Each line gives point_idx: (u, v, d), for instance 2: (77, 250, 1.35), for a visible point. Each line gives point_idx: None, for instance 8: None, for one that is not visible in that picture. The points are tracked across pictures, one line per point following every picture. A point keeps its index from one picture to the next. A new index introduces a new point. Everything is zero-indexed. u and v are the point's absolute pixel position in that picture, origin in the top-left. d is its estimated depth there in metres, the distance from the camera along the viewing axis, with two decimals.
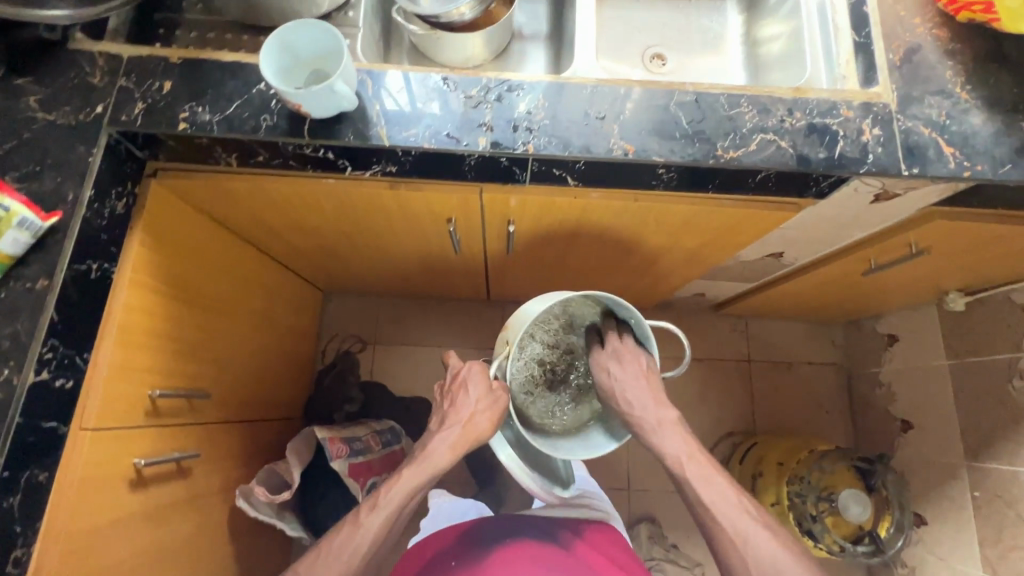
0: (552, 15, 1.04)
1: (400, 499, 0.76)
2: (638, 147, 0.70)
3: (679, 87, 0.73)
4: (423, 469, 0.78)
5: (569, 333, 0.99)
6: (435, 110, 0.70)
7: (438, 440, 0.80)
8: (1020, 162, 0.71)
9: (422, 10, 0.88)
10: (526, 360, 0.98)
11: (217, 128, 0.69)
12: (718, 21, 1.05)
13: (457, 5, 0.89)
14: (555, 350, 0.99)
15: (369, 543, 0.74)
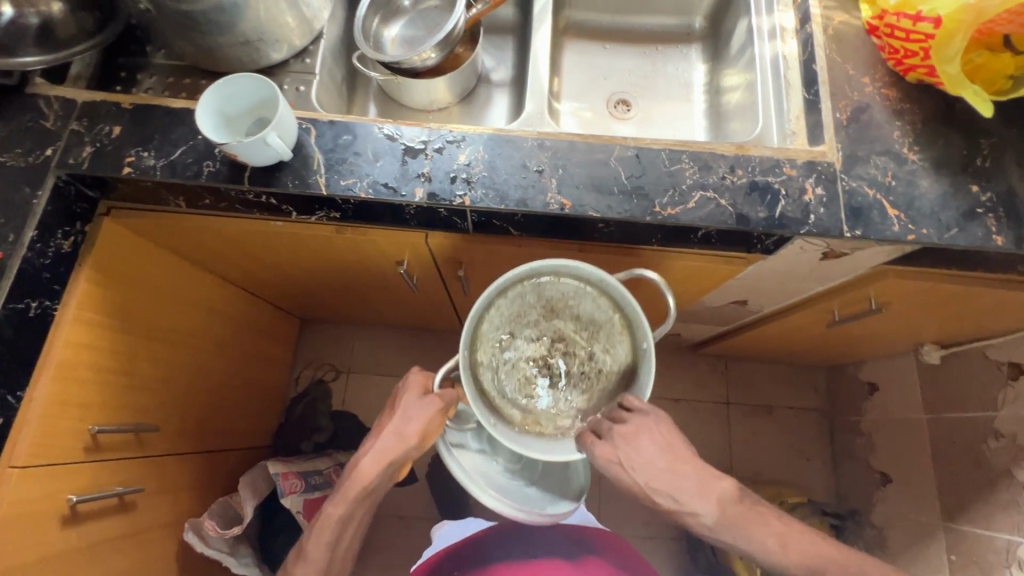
0: (519, 60, 1.06)
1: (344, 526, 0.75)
2: (574, 202, 0.70)
3: (621, 142, 0.73)
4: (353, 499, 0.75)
5: (555, 318, 0.72)
6: (376, 161, 0.71)
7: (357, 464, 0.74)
8: (967, 226, 0.70)
9: (383, 57, 0.90)
10: (509, 367, 0.70)
11: (160, 173, 0.71)
12: (685, 70, 1.06)
13: (418, 51, 0.90)
14: (543, 343, 0.72)
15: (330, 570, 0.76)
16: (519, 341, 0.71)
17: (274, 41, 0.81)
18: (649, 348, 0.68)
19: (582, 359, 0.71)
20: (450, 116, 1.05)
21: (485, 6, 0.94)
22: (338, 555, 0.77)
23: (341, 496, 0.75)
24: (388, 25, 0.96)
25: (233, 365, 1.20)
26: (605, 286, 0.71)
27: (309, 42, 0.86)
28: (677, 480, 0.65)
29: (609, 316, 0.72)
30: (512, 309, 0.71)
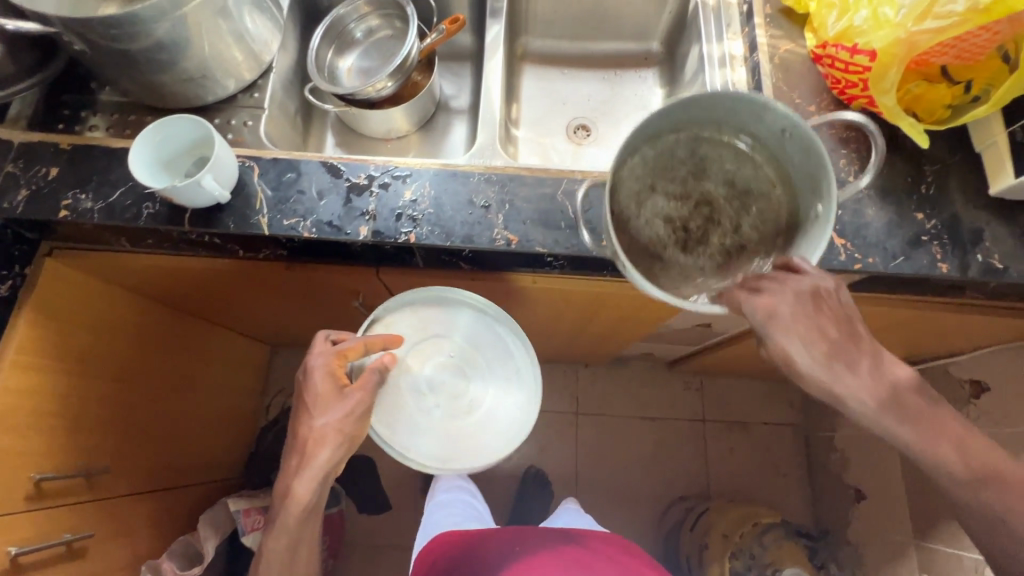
0: (477, 87, 1.06)
1: (319, 485, 0.66)
2: (521, 237, 0.70)
3: (569, 175, 0.73)
4: (335, 452, 0.65)
5: (704, 180, 0.68)
6: (320, 200, 0.71)
7: (336, 414, 0.65)
8: (913, 254, 0.70)
9: (336, 89, 0.89)
10: (646, 219, 0.66)
11: (98, 215, 0.69)
12: (643, 94, 1.07)
13: (372, 82, 0.90)
14: (684, 204, 0.67)
15: (305, 529, 0.69)
16: (657, 197, 0.67)
17: (220, 75, 0.80)
18: (819, 213, 0.61)
19: (726, 226, 0.67)
20: (409, 145, 1.04)
21: (439, 35, 0.93)
22: (314, 514, 0.69)
23: (321, 451, 0.65)
24: (343, 56, 0.96)
25: (193, 387, 1.16)
26: (789, 137, 0.62)
27: (259, 76, 0.85)
28: (829, 351, 0.57)
29: (767, 190, 0.67)
30: (660, 162, 0.67)
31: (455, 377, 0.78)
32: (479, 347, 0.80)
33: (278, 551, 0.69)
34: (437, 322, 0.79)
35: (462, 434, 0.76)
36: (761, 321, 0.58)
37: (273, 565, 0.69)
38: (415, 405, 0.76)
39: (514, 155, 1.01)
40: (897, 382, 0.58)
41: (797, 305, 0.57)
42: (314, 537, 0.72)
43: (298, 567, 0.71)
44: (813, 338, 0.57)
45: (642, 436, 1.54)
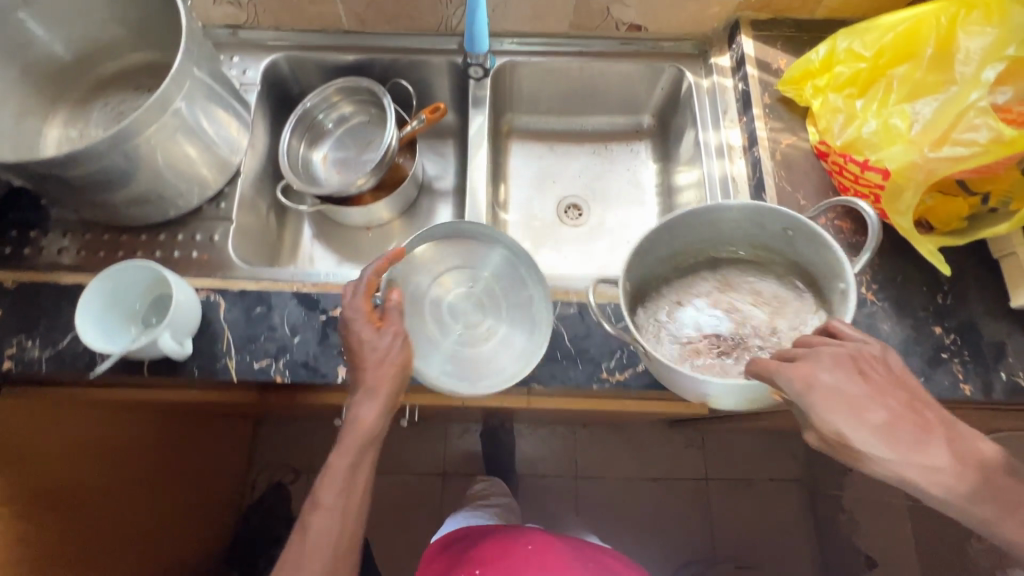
0: (461, 166, 1.01)
1: (363, 460, 0.57)
2: (514, 372, 0.65)
3: (562, 297, 0.68)
4: (384, 404, 0.57)
5: (728, 293, 0.69)
6: (294, 337, 0.65)
7: (380, 356, 0.57)
8: (932, 373, 0.66)
9: (311, 189, 0.83)
10: (662, 339, 0.66)
11: (46, 365, 0.63)
12: (637, 170, 1.01)
13: (353, 181, 0.85)
14: (711, 316, 0.67)
15: (341, 528, 0.56)
16: (682, 313, 0.68)
17: (182, 190, 0.74)
18: (847, 288, 0.57)
19: (763, 336, 0.64)
20: (391, 232, 0.98)
21: (416, 125, 0.86)
22: (356, 496, 0.57)
23: (367, 412, 0.57)
24: (316, 146, 0.90)
25: (181, 461, 1.06)
26: (795, 237, 0.62)
27: (225, 183, 0.79)
28: (889, 420, 0.48)
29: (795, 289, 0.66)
30: (667, 279, 0.70)
31: (468, 303, 0.68)
32: (497, 280, 0.69)
33: (319, 524, 0.55)
34: (450, 253, 0.69)
35: (476, 360, 0.65)
36: (801, 393, 0.49)
37: (306, 565, 0.54)
38: (433, 325, 0.66)
39: None
40: (981, 459, 0.49)
41: (842, 373, 0.49)
42: (363, 508, 0.58)
43: (348, 535, 0.56)
44: (872, 410, 0.48)
45: (644, 498, 1.49)
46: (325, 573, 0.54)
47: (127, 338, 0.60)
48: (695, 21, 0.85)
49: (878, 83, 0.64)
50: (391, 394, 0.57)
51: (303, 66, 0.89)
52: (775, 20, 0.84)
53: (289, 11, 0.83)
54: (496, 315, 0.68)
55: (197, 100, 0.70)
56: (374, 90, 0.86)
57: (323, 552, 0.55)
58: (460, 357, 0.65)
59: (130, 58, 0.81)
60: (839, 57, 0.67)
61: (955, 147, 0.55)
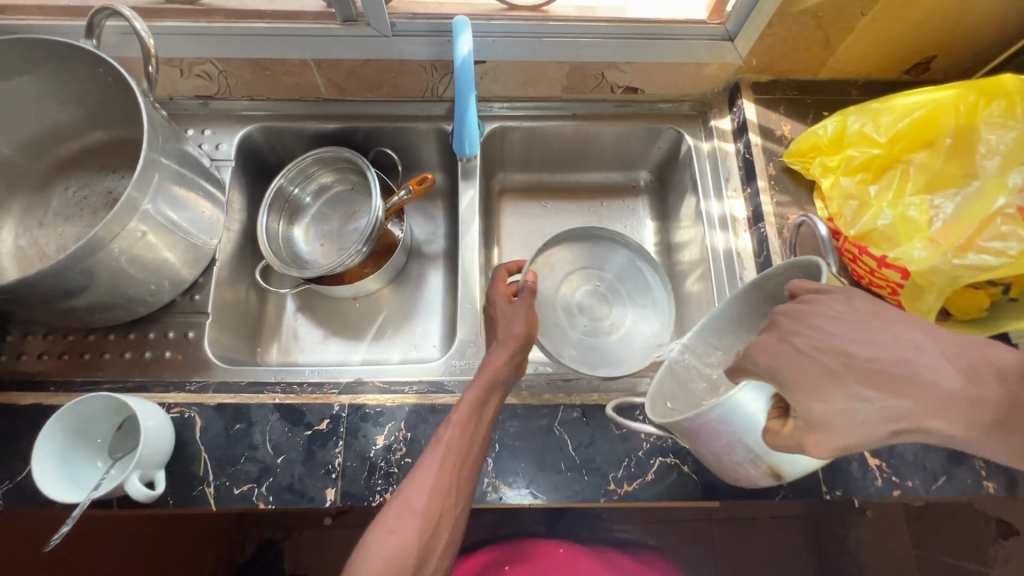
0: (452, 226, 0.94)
1: (477, 431, 0.55)
2: (517, 486, 0.61)
3: (565, 400, 0.65)
4: (513, 364, 0.61)
5: None
6: (277, 457, 0.60)
7: (507, 321, 0.64)
8: (954, 472, 0.62)
9: (296, 272, 0.77)
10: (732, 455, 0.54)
11: (6, 501, 0.58)
12: (633, 223, 0.92)
13: (346, 257, 0.78)
14: None
15: (440, 489, 0.51)
16: None
17: (151, 289, 0.68)
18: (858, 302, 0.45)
19: None
20: (379, 301, 0.91)
21: (401, 197, 0.81)
22: (463, 471, 0.54)
23: (492, 366, 0.59)
24: (296, 222, 0.85)
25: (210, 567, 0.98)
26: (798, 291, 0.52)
27: (199, 273, 0.74)
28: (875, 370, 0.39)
29: None
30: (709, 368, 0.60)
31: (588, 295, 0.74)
32: (621, 279, 0.75)
33: (417, 490, 0.51)
34: (576, 254, 0.74)
35: (612, 350, 0.71)
36: (804, 353, 0.41)
37: (397, 531, 0.49)
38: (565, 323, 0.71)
39: None
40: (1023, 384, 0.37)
41: (841, 321, 0.41)
42: (465, 488, 0.54)
43: (446, 512, 0.51)
44: (868, 344, 0.40)
45: None
46: (418, 544, 0.49)
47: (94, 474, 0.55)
48: (693, 83, 0.81)
49: (893, 168, 0.61)
50: (517, 349, 0.61)
51: (280, 136, 0.83)
52: (776, 82, 0.80)
53: (263, 83, 0.78)
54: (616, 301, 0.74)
55: (165, 192, 0.64)
56: (356, 162, 0.81)
57: (418, 518, 0.50)
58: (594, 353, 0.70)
59: (90, 138, 0.75)
60: (850, 138, 0.64)
61: (981, 254, 0.52)
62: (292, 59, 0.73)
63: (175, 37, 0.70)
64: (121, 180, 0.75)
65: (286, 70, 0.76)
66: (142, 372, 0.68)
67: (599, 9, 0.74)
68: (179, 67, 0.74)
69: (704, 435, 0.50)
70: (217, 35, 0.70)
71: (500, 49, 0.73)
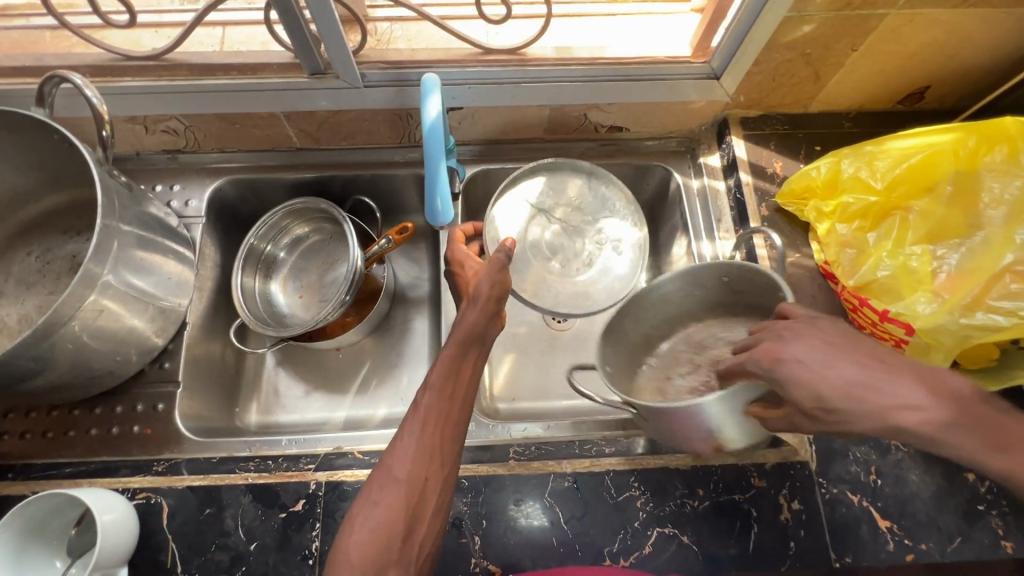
0: (436, 267, 0.89)
1: (459, 388, 0.51)
2: (508, 565, 0.57)
3: (555, 469, 0.61)
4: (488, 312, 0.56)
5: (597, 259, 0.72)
6: (251, 543, 0.57)
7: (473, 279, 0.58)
8: (971, 532, 0.59)
9: (277, 332, 0.73)
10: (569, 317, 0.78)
11: None
12: None
13: (328, 312, 0.74)
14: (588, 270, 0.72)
15: (425, 456, 0.47)
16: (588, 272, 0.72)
17: (116, 361, 0.65)
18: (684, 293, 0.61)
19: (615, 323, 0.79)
20: (363, 351, 0.86)
21: (382, 246, 0.77)
22: (447, 432, 0.49)
23: (470, 317, 0.55)
24: (274, 276, 0.82)
25: None
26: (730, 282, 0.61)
27: (170, 339, 0.71)
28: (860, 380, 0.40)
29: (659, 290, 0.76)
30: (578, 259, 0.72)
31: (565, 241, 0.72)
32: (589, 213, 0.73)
33: (400, 454, 0.47)
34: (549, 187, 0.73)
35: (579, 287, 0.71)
36: (771, 371, 0.43)
37: (383, 501, 0.45)
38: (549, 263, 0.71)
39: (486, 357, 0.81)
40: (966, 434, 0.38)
41: (805, 340, 0.42)
42: (454, 450, 0.49)
43: (434, 476, 0.47)
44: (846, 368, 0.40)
45: None
46: (407, 514, 0.45)
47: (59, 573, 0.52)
48: (679, 120, 0.78)
49: (891, 215, 0.58)
50: (494, 301, 0.56)
51: (252, 187, 0.80)
52: (765, 116, 0.78)
53: (232, 136, 0.75)
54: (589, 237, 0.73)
55: (127, 261, 0.60)
56: (332, 213, 0.78)
57: (407, 487, 0.46)
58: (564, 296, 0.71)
59: (51, 200, 0.72)
60: (846, 182, 0.60)
61: (991, 314, 0.49)
62: (261, 113, 0.70)
63: (136, 96, 0.67)
64: (86, 243, 0.72)
65: (255, 123, 0.73)
66: (108, 450, 0.65)
67: (579, 50, 0.71)
68: (143, 124, 0.71)
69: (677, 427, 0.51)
70: (179, 93, 0.67)
71: (477, 95, 0.70)
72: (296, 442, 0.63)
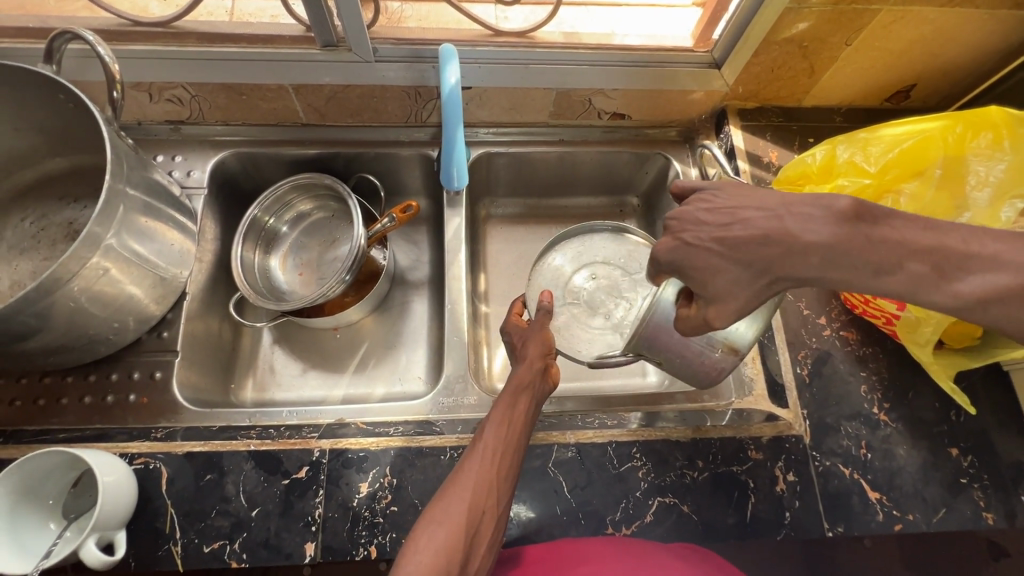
0: (436, 249, 0.89)
1: (519, 428, 0.54)
2: (510, 534, 0.58)
3: (559, 439, 0.62)
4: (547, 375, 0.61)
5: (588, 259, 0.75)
6: (252, 509, 0.56)
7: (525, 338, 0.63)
8: (955, 504, 0.61)
9: (281, 305, 0.72)
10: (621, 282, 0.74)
11: None
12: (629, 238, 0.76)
13: (330, 284, 0.74)
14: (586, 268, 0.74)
15: (487, 481, 0.48)
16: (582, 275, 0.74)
17: (114, 328, 0.64)
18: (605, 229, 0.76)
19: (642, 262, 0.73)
20: (362, 331, 0.85)
21: (385, 225, 0.77)
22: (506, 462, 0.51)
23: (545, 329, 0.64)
24: (274, 251, 0.82)
25: None
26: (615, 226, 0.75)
27: (168, 309, 0.69)
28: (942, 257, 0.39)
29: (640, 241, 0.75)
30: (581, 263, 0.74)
31: (614, 295, 0.73)
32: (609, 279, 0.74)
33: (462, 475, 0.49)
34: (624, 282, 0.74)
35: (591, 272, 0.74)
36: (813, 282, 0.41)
37: (444, 521, 0.45)
38: (579, 319, 0.72)
39: (485, 339, 0.82)
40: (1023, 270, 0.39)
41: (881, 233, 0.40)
42: (511, 488, 0.50)
43: (489, 509, 0.47)
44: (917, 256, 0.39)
45: None
46: (465, 540, 0.44)
47: (53, 536, 0.50)
48: (680, 109, 0.81)
49: (883, 199, 0.61)
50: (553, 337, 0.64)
51: (255, 161, 0.80)
52: (762, 109, 0.81)
53: (238, 108, 0.75)
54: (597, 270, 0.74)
55: (130, 225, 0.59)
56: (337, 189, 0.78)
57: (463, 510, 0.46)
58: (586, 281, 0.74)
59: (49, 165, 0.70)
60: (841, 167, 0.63)
61: None
62: (269, 84, 0.70)
63: (144, 61, 0.66)
64: (84, 210, 0.70)
65: (263, 95, 0.73)
66: (104, 418, 0.63)
67: (586, 36, 0.73)
68: (148, 92, 0.71)
69: (658, 337, 0.51)
70: (187, 59, 0.66)
71: (485, 75, 0.71)
72: (296, 413, 0.65)
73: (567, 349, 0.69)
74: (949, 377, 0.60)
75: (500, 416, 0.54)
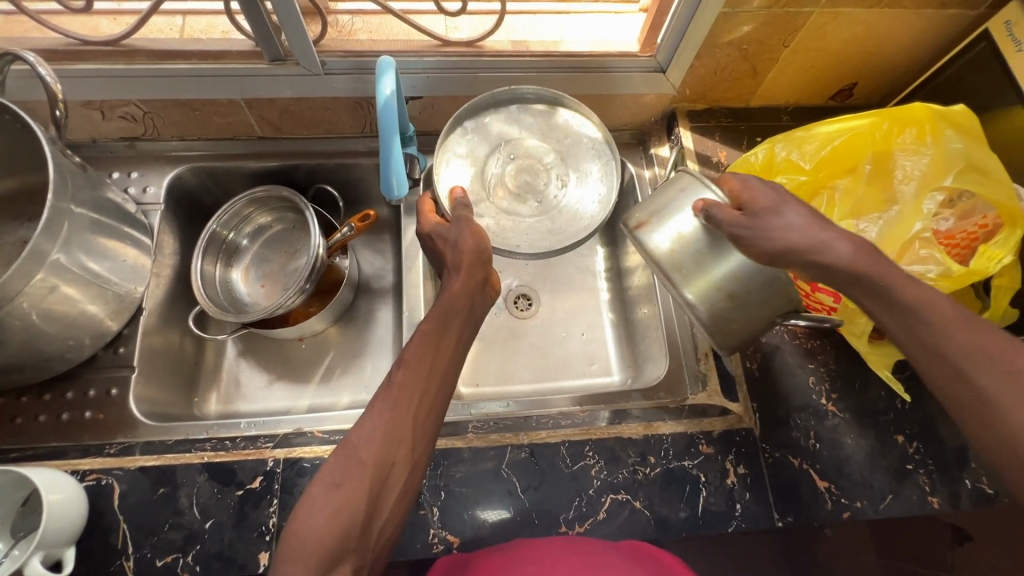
0: (399, 257, 0.90)
1: (432, 367, 0.51)
2: (465, 536, 0.58)
3: (513, 440, 0.63)
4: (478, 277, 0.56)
5: (504, 155, 0.69)
6: (206, 522, 0.56)
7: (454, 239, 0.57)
8: (901, 489, 0.63)
9: (240, 316, 0.72)
10: (541, 164, 0.70)
11: None
12: (586, 150, 0.70)
13: (288, 295, 0.74)
14: (507, 160, 0.69)
15: (393, 437, 0.47)
16: (496, 164, 0.69)
17: (67, 346, 0.64)
18: (512, 111, 0.70)
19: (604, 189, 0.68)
20: (327, 341, 0.85)
21: (344, 234, 0.77)
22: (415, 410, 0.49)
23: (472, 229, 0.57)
24: (235, 264, 0.82)
25: None
26: (523, 108, 0.70)
27: (125, 325, 0.70)
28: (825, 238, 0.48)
29: (561, 122, 0.70)
30: (503, 156, 0.69)
31: (536, 176, 0.69)
32: (532, 167, 0.70)
33: (365, 430, 0.47)
34: (556, 169, 0.70)
35: (522, 171, 0.69)
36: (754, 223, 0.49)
37: (345, 484, 0.44)
38: (512, 209, 0.68)
39: None
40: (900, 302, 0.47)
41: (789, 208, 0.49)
42: (424, 434, 0.49)
43: (399, 461, 0.47)
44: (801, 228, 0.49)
45: None
46: (368, 499, 0.44)
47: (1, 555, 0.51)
48: (631, 113, 0.82)
49: (819, 195, 0.63)
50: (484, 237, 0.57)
51: (212, 175, 0.81)
52: (711, 110, 0.83)
53: (192, 123, 0.76)
54: (521, 162, 0.70)
55: (80, 242, 0.59)
56: (294, 200, 0.79)
57: (365, 467, 0.45)
58: (515, 184, 0.69)
59: (2, 186, 0.71)
60: (779, 164, 0.65)
61: None
62: (221, 99, 0.71)
63: (92, 80, 0.67)
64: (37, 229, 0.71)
65: (216, 110, 0.73)
66: (59, 436, 0.64)
67: (534, 44, 0.75)
68: (100, 110, 0.71)
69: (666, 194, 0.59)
70: (136, 77, 0.67)
71: (435, 85, 0.73)
72: (255, 424, 0.64)
73: (500, 243, 0.66)
74: (886, 366, 0.63)
75: (415, 356, 0.51)
